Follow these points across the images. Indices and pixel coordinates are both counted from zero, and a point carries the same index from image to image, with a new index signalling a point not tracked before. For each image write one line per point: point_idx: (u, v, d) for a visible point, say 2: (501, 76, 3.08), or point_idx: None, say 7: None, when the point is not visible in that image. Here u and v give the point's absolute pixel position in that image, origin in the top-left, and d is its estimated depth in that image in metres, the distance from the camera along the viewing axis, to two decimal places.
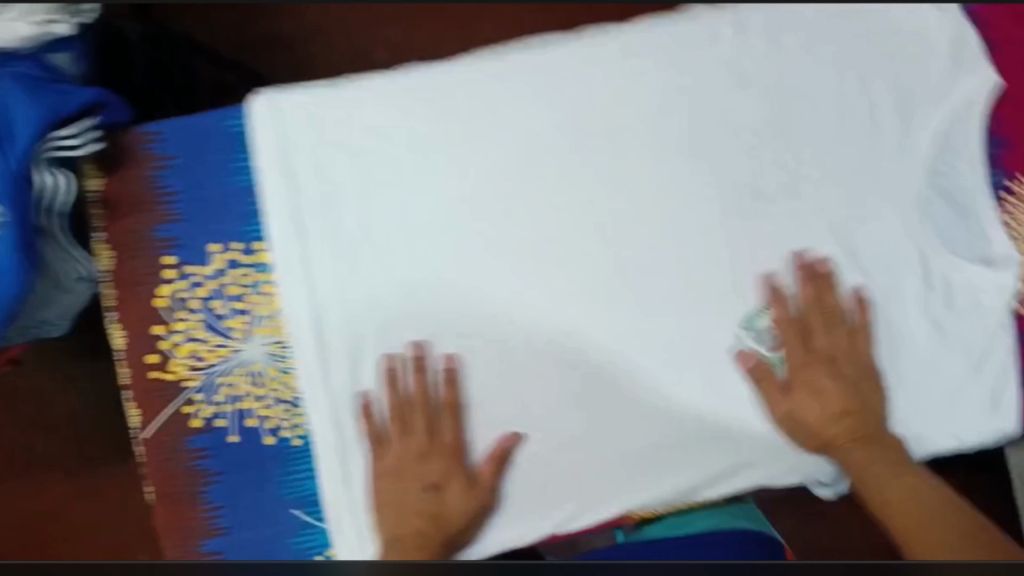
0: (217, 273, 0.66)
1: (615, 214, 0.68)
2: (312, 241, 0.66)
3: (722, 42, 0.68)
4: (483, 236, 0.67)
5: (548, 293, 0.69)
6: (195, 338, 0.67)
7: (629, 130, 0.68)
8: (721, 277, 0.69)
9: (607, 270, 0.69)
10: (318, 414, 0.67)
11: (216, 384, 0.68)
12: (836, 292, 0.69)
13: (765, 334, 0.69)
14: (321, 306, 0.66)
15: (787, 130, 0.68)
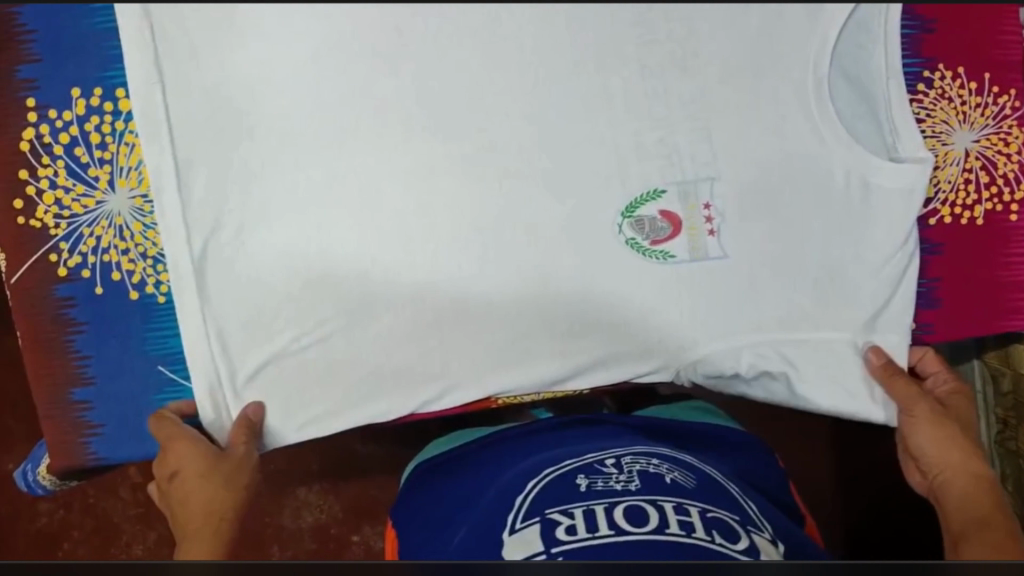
0: (79, 118, 0.65)
1: (495, 97, 0.63)
2: (172, 88, 0.63)
3: None
4: (347, 107, 0.63)
5: (427, 171, 0.64)
6: (59, 187, 0.66)
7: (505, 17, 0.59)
8: (612, 169, 0.65)
9: (488, 151, 0.64)
10: (181, 269, 0.66)
11: (81, 235, 0.67)
12: (729, 186, 0.65)
13: (647, 225, 0.66)
14: (184, 156, 0.64)
15: None
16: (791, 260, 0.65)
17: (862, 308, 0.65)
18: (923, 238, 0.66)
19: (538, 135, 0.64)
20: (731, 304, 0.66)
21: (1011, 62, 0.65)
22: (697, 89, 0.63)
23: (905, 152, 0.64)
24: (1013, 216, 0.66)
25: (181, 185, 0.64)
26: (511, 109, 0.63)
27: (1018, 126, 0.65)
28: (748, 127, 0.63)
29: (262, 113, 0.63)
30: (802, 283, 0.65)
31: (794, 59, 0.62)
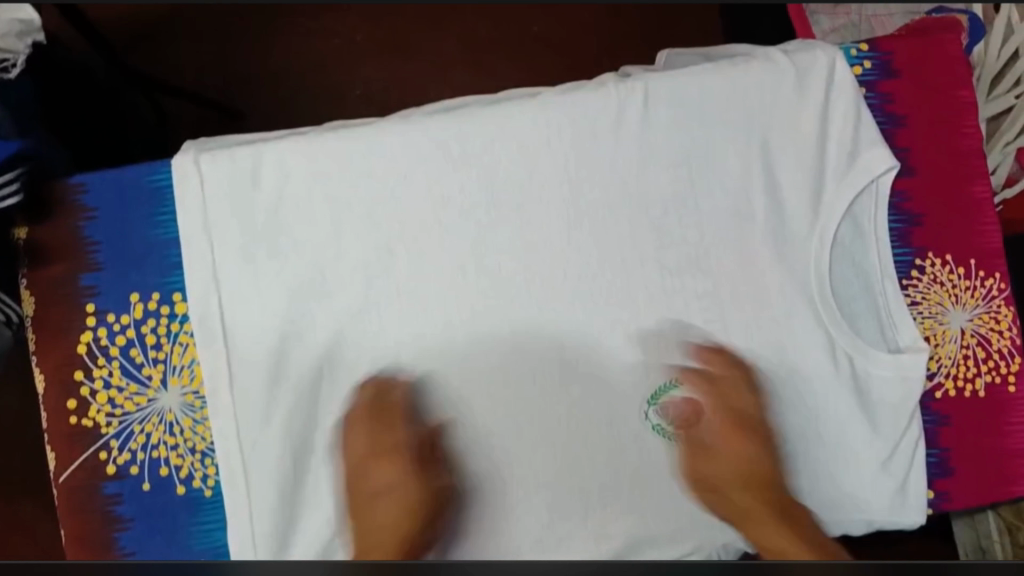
0: (137, 321, 0.69)
1: (534, 290, 0.71)
2: (227, 294, 0.69)
3: (625, 129, 0.70)
4: (404, 298, 0.70)
5: (474, 356, 0.71)
6: (113, 386, 0.69)
7: (536, 223, 0.71)
8: (643, 353, 0.70)
9: (528, 335, 0.71)
10: (232, 474, 0.68)
11: (133, 432, 0.69)
12: (744, 371, 0.70)
13: (670, 411, 0.71)
14: (235, 355, 0.69)
15: (694, 202, 0.70)
16: (813, 435, 0.70)
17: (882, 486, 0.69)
18: (927, 409, 0.71)
19: (578, 319, 0.71)
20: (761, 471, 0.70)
21: (993, 250, 0.72)
22: (709, 284, 0.70)
23: (903, 344, 0.70)
24: (1011, 387, 0.71)
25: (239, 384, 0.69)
26: (548, 296, 0.71)
27: (1005, 305, 0.72)
28: (761, 317, 0.70)
29: (318, 312, 0.70)
30: (826, 460, 0.69)
31: (796, 252, 0.70)
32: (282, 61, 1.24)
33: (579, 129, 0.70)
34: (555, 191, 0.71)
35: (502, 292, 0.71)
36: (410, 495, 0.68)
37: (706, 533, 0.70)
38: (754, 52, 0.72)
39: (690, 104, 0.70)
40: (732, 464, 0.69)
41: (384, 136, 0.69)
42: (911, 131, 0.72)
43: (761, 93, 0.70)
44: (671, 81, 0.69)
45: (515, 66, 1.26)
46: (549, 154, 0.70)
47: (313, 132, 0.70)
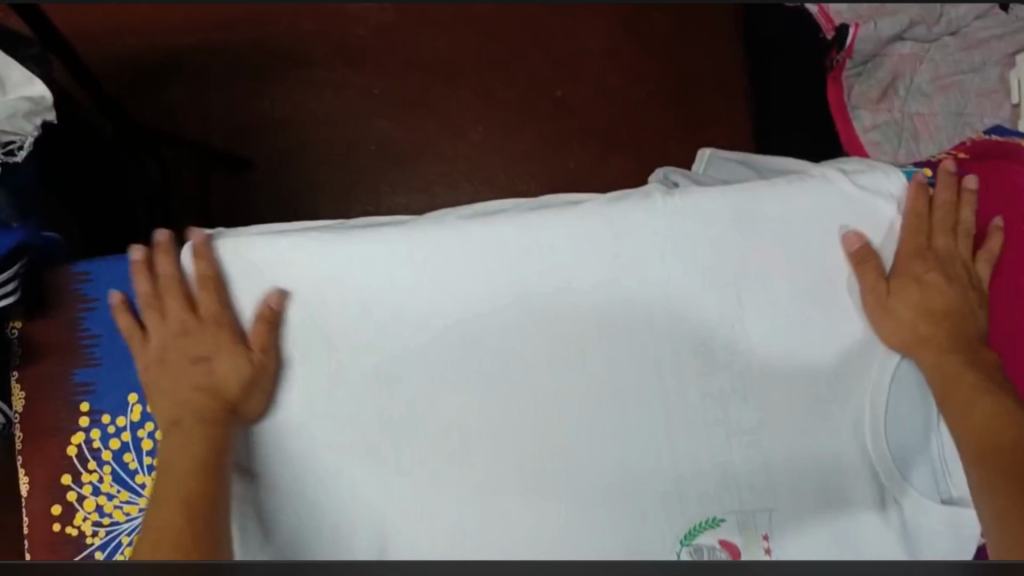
0: (133, 424, 0.64)
1: (559, 409, 0.66)
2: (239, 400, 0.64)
3: (667, 243, 0.65)
4: (426, 409, 0.65)
5: (497, 478, 0.65)
6: (103, 492, 0.63)
7: (571, 334, 0.66)
8: (680, 486, 0.65)
9: (554, 456, 0.66)
10: None
11: (121, 544, 0.63)
12: (784, 512, 0.65)
13: (705, 553, 0.65)
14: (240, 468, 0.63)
15: (740, 327, 0.66)
16: None
17: None
18: None
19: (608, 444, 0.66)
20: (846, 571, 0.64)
21: None
22: (752, 416, 0.65)
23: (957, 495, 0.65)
24: None
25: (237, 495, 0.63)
26: (579, 413, 0.66)
27: None
28: (805, 453, 0.65)
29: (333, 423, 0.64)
30: None
31: (845, 386, 0.66)
32: (290, 113, 1.19)
33: (617, 242, 0.65)
34: (590, 306, 0.66)
35: (528, 408, 0.66)
36: (241, 363, 0.62)
37: None
38: (809, 170, 0.67)
39: (742, 225, 0.65)
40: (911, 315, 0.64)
41: (412, 240, 0.64)
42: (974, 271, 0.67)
43: (816, 216, 0.66)
44: (722, 198, 0.65)
45: (535, 128, 1.19)
46: (588, 267, 0.65)
47: (338, 228, 0.66)
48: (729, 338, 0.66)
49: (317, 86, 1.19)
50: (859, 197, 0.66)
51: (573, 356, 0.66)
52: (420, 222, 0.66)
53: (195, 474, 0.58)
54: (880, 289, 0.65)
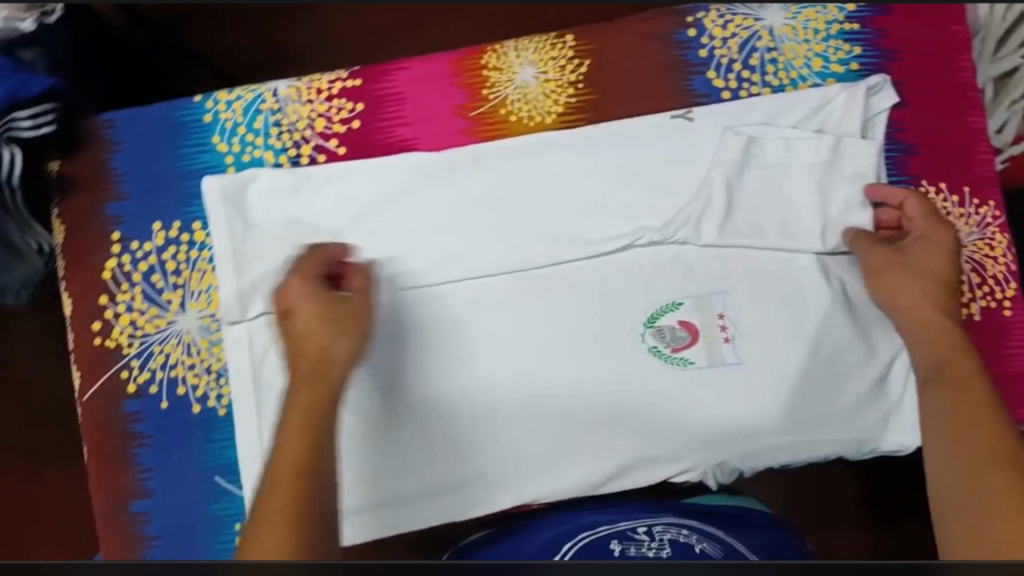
0: (159, 248, 0.73)
1: (557, 232, 0.72)
2: (238, 233, 0.72)
3: (615, 71, 0.73)
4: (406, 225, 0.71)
5: (496, 277, 0.72)
6: (135, 309, 0.73)
7: (543, 156, 0.72)
8: (672, 290, 0.72)
9: (545, 257, 0.72)
10: (248, 412, 0.71)
11: (151, 352, 0.72)
12: (747, 311, 0.71)
13: (667, 333, 0.71)
14: (244, 288, 0.72)
15: (696, 149, 0.72)
16: (830, 389, 0.70)
17: (863, 420, 0.70)
18: None
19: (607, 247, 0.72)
20: (819, 375, 0.70)
21: (988, 176, 0.72)
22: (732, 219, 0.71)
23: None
24: (1006, 311, 0.71)
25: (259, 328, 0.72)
26: (578, 221, 0.72)
27: (999, 231, 0.72)
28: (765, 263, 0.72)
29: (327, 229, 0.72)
30: (830, 394, 0.70)
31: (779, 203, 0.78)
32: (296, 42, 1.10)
33: (569, 81, 0.73)
34: (551, 139, 0.72)
35: (521, 212, 0.72)
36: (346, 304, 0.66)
37: (711, 466, 0.69)
38: (758, 11, 0.73)
39: (728, 94, 0.72)
40: (925, 307, 0.66)
41: (370, 98, 0.73)
42: (902, 64, 0.72)
43: (753, 33, 0.72)
44: (678, 62, 0.73)
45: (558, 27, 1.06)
46: (533, 94, 0.73)
47: (341, 131, 0.73)
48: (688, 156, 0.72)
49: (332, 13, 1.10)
50: (853, 56, 0.72)
51: (542, 185, 0.72)
52: (383, 104, 0.73)
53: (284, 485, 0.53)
54: (895, 272, 0.67)
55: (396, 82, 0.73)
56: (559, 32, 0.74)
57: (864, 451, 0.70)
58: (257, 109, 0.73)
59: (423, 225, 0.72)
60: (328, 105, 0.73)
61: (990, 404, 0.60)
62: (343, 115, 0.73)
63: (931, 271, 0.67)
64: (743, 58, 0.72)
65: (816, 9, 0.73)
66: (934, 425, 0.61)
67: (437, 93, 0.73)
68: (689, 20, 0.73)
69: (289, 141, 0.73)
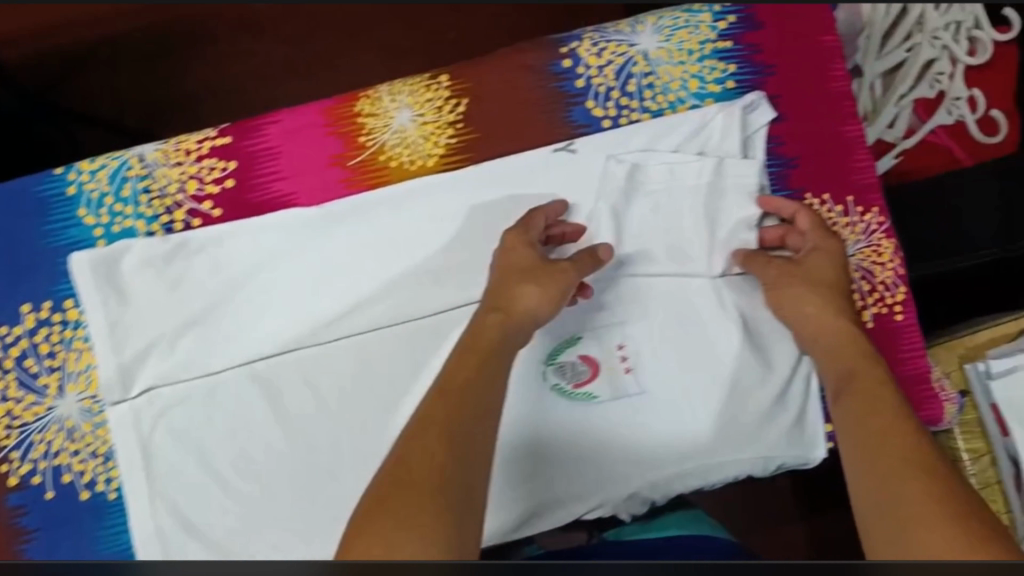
0: (29, 331, 0.69)
1: (448, 276, 0.70)
2: (113, 306, 0.68)
3: (493, 107, 0.71)
4: (294, 279, 0.70)
5: (391, 326, 0.70)
6: (10, 397, 0.69)
7: (428, 198, 0.70)
8: (570, 324, 0.71)
9: (437, 301, 0.70)
10: (140, 494, 0.68)
11: (32, 442, 0.69)
12: (644, 338, 0.71)
13: (568, 370, 0.70)
14: (124, 364, 0.68)
15: (584, 180, 0.71)
16: (732, 411, 0.69)
17: (768, 439, 0.69)
18: None
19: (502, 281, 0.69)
20: (720, 398, 0.70)
21: (869, 184, 0.72)
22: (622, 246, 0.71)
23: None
24: (899, 315, 0.71)
25: (144, 403, 0.68)
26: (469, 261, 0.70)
27: (886, 238, 0.72)
28: (660, 290, 0.71)
29: (209, 295, 0.69)
30: (733, 416, 0.69)
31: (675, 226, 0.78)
32: (187, 88, 1.11)
33: (448, 119, 0.71)
34: (434, 180, 0.70)
35: (411, 258, 0.71)
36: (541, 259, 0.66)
37: (623, 497, 0.69)
38: (632, 35, 0.72)
39: (609, 122, 0.71)
40: (825, 319, 0.66)
41: (242, 156, 0.70)
42: (777, 80, 0.72)
43: (629, 58, 0.71)
44: (555, 92, 0.71)
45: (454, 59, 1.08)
46: (413, 136, 0.71)
47: (213, 192, 0.69)
48: (575, 188, 0.71)
49: (223, 55, 1.11)
50: (729, 74, 0.71)
51: (430, 228, 0.70)
52: (256, 161, 0.70)
53: (446, 458, 0.53)
54: (795, 284, 0.68)
55: (266, 138, 0.70)
56: (433, 72, 0.72)
57: (772, 469, 0.70)
58: (124, 176, 0.69)
59: (312, 282, 0.70)
60: (198, 165, 0.69)
61: (900, 412, 0.59)
62: (215, 174, 0.69)
63: (828, 280, 0.68)
64: (621, 84, 0.71)
65: (688, 29, 0.72)
66: (846, 434, 0.60)
67: (312, 145, 0.70)
68: (563, 50, 0.72)
69: (161, 207, 0.69)
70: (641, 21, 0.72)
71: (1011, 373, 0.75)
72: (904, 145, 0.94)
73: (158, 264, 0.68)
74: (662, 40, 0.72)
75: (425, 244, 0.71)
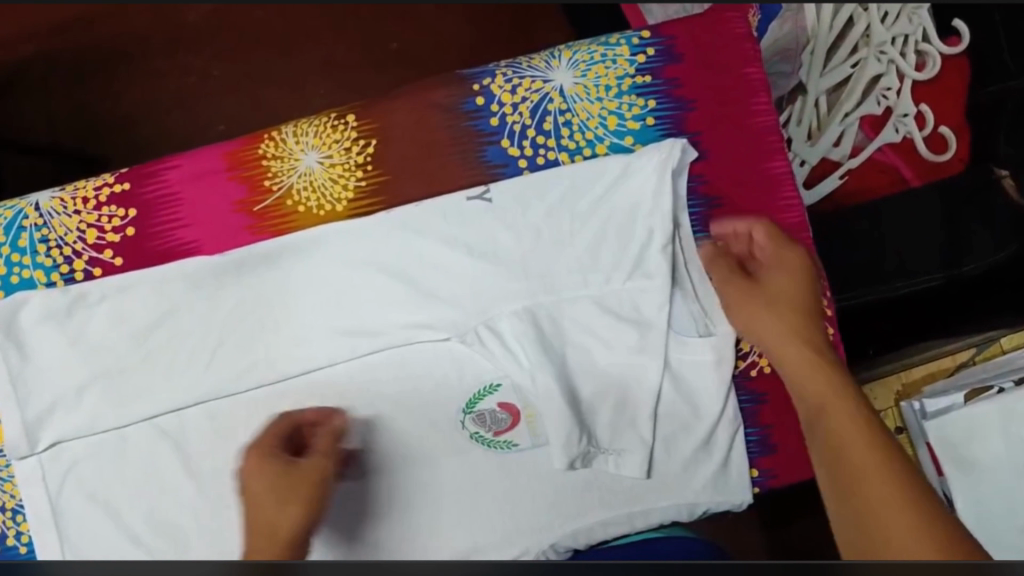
0: None
1: (362, 322, 0.69)
2: (16, 359, 0.67)
3: (405, 148, 0.69)
4: (202, 327, 0.68)
5: (306, 372, 0.68)
6: None
7: (341, 241, 0.68)
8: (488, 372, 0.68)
9: (351, 347, 0.68)
10: (48, 548, 0.67)
11: None
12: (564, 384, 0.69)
13: (487, 418, 0.68)
14: (32, 417, 0.67)
15: (502, 221, 0.68)
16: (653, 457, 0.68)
17: (689, 484, 0.68)
18: (744, 389, 0.69)
19: (420, 326, 0.68)
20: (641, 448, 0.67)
21: (798, 223, 0.70)
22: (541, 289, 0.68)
23: (717, 328, 0.69)
24: None
25: (51, 458, 0.67)
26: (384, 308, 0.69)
27: (814, 277, 0.70)
28: None
29: (116, 344, 0.68)
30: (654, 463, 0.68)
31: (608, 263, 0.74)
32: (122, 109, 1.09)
33: (359, 161, 0.69)
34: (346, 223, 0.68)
35: (326, 303, 0.69)
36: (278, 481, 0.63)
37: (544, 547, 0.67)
38: (547, 71, 0.69)
39: (525, 162, 0.69)
40: (793, 341, 0.66)
41: (146, 204, 0.68)
42: (699, 115, 0.70)
43: (543, 96, 0.69)
44: (468, 132, 0.69)
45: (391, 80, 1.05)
46: (322, 179, 0.69)
47: (116, 241, 0.68)
48: (492, 228, 0.68)
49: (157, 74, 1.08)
50: (648, 110, 0.69)
51: (343, 272, 0.69)
52: (161, 209, 0.68)
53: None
54: (762, 299, 0.67)
55: (169, 184, 0.69)
56: (341, 111, 0.70)
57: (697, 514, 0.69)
58: (20, 226, 0.68)
59: (223, 330, 0.68)
60: (98, 214, 0.68)
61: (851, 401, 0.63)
62: (115, 223, 0.68)
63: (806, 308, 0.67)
64: (536, 122, 0.69)
65: (605, 63, 0.69)
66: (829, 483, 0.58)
67: (217, 189, 0.69)
68: (475, 87, 0.69)
69: (60, 257, 0.68)
70: (556, 55, 0.70)
71: (945, 413, 0.73)
72: (848, 166, 0.89)
73: (60, 315, 0.67)
74: (578, 77, 0.69)
75: (339, 288, 0.69)
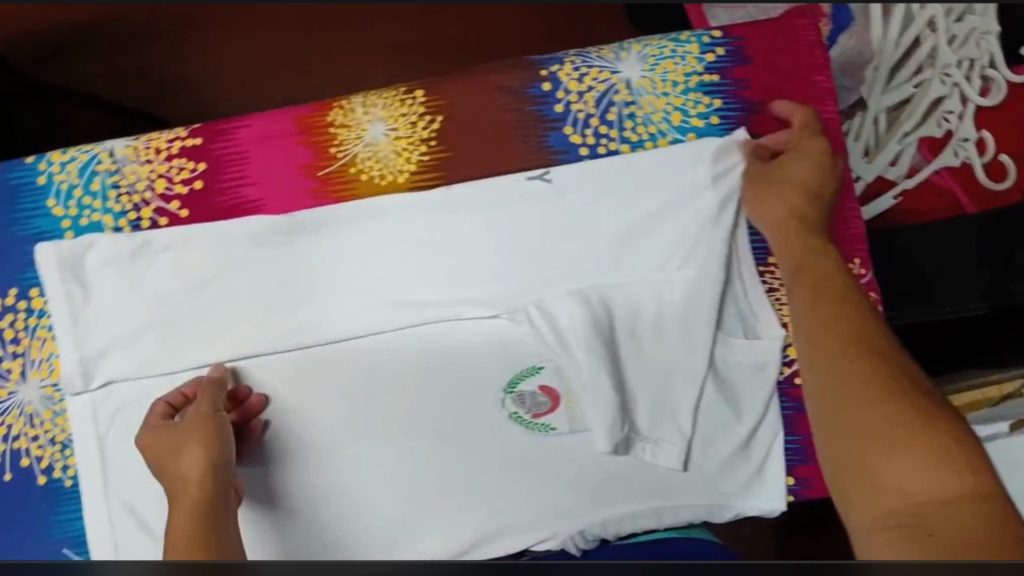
0: None
1: (413, 293, 0.70)
2: (78, 299, 0.69)
3: (469, 127, 0.70)
4: (258, 284, 0.70)
5: (354, 337, 0.70)
6: None
7: (401, 214, 0.70)
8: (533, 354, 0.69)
9: (400, 317, 0.70)
10: (93, 483, 0.69)
11: None
12: None
13: (527, 399, 0.69)
14: (87, 356, 0.69)
15: (559, 207, 0.69)
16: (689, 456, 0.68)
17: (723, 485, 0.69)
18: (789, 397, 0.69)
19: (469, 303, 0.69)
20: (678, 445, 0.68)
21: (854, 234, 0.70)
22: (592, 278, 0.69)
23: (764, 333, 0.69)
24: None
25: (104, 395, 0.70)
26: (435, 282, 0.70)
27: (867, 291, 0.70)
28: None
29: (174, 294, 0.70)
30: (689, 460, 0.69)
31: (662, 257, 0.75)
32: None
33: (423, 137, 0.70)
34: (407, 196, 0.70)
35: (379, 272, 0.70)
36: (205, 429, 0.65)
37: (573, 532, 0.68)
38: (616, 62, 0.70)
39: (586, 150, 0.70)
40: (807, 253, 0.64)
41: (216, 159, 0.70)
42: (762, 117, 0.70)
43: (609, 87, 0.70)
44: (532, 117, 0.70)
45: None
46: (387, 151, 0.70)
47: (184, 193, 0.70)
48: (548, 213, 0.69)
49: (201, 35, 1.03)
50: (713, 109, 0.70)
51: (398, 244, 0.70)
52: (230, 166, 0.70)
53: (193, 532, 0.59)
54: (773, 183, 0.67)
55: (239, 142, 0.71)
56: (410, 86, 0.71)
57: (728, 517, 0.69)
58: (93, 170, 0.70)
59: (278, 289, 0.70)
60: (168, 165, 0.70)
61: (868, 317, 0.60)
62: (184, 175, 0.70)
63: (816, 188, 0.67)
64: (600, 112, 0.70)
65: (674, 59, 0.70)
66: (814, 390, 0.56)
67: (285, 152, 0.71)
68: (542, 73, 0.70)
69: (128, 203, 0.70)
70: (626, 48, 0.71)
71: None
72: (904, 186, 0.88)
73: (124, 259, 0.69)
74: (647, 70, 0.70)
75: (393, 259, 0.70)
